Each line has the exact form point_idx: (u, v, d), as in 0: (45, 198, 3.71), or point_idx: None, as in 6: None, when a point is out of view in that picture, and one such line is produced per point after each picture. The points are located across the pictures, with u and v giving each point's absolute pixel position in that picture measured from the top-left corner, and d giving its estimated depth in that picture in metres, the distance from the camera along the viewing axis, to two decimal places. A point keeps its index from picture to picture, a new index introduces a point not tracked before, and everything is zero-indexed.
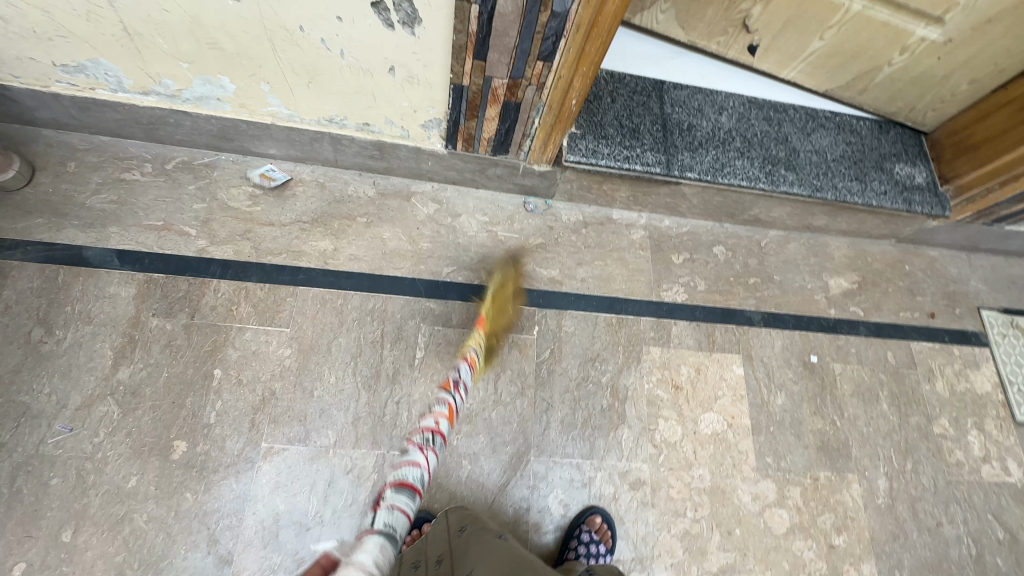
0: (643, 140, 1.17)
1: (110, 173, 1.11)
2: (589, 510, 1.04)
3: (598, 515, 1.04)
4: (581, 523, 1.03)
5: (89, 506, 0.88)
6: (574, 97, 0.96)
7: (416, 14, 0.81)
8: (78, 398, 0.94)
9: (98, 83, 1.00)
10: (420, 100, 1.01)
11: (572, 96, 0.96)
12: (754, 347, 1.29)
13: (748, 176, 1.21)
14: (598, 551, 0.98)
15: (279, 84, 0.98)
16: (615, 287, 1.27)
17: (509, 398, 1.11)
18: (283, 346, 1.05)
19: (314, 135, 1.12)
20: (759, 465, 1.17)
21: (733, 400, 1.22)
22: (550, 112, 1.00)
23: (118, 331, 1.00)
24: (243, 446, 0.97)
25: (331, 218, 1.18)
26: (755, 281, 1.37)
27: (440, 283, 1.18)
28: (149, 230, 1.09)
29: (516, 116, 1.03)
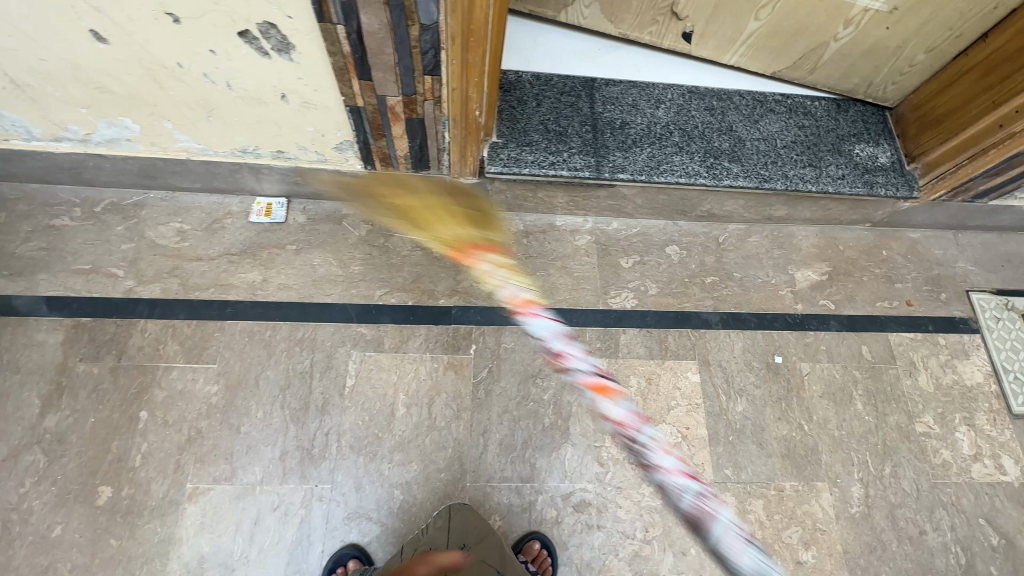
0: (571, 143, 1.12)
1: (40, 221, 1.13)
2: (527, 536, 0.99)
3: (537, 541, 0.99)
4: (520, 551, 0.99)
5: (15, 556, 0.89)
6: (476, 106, 0.92)
7: (287, 41, 0.78)
8: (5, 448, 0.95)
9: (10, 134, 1.00)
10: (324, 124, 0.98)
11: (474, 106, 0.91)
12: (712, 351, 1.22)
13: (687, 171, 1.13)
14: None
15: (180, 120, 0.97)
16: (558, 298, 1.22)
17: (444, 422, 1.07)
18: (210, 383, 1.04)
19: (232, 167, 1.10)
20: (716, 478, 1.10)
21: (688, 409, 1.15)
22: (459, 127, 0.96)
23: (45, 379, 1.01)
24: (167, 488, 0.96)
25: (260, 248, 1.17)
26: (712, 280, 1.29)
27: (371, 307, 1.15)
28: (77, 274, 1.09)
29: (424, 132, 0.98)
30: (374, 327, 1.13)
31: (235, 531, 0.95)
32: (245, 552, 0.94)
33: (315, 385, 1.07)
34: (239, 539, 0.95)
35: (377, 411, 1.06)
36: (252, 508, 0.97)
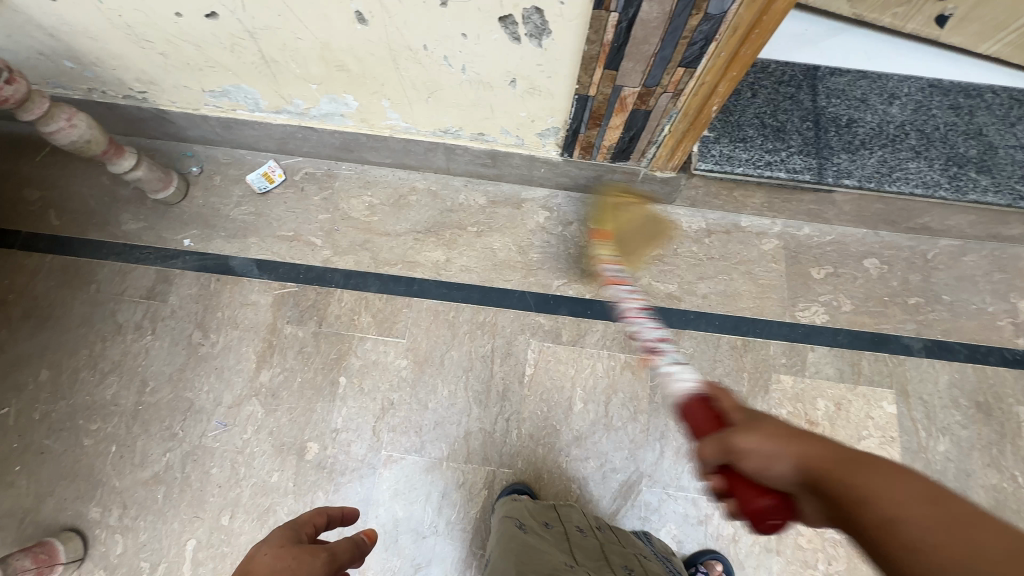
0: (790, 141, 1.01)
1: (249, 186, 1.20)
2: (709, 555, 0.97)
3: (718, 561, 0.97)
4: (698, 565, 0.97)
5: (242, 495, 0.99)
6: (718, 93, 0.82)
7: (545, 26, 0.75)
8: (230, 397, 1.05)
9: (239, 105, 1.06)
10: (538, 110, 0.95)
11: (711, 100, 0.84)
12: (913, 382, 1.10)
13: (924, 182, 0.99)
14: None
15: (399, 99, 0.97)
16: (741, 306, 1.14)
17: (620, 422, 1.06)
18: (400, 357, 1.08)
19: (429, 146, 1.11)
20: None
21: (881, 442, 1.06)
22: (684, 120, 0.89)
23: (259, 337, 1.09)
24: (366, 451, 1.03)
25: (443, 228, 1.18)
26: (917, 302, 1.16)
27: (549, 297, 1.14)
28: (282, 241, 1.16)
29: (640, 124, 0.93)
30: (552, 318, 1.12)
31: (424, 501, 1.00)
32: (435, 522, 0.99)
33: (496, 370, 1.08)
34: (428, 509, 1.00)
35: (555, 403, 1.07)
36: (439, 481, 1.01)
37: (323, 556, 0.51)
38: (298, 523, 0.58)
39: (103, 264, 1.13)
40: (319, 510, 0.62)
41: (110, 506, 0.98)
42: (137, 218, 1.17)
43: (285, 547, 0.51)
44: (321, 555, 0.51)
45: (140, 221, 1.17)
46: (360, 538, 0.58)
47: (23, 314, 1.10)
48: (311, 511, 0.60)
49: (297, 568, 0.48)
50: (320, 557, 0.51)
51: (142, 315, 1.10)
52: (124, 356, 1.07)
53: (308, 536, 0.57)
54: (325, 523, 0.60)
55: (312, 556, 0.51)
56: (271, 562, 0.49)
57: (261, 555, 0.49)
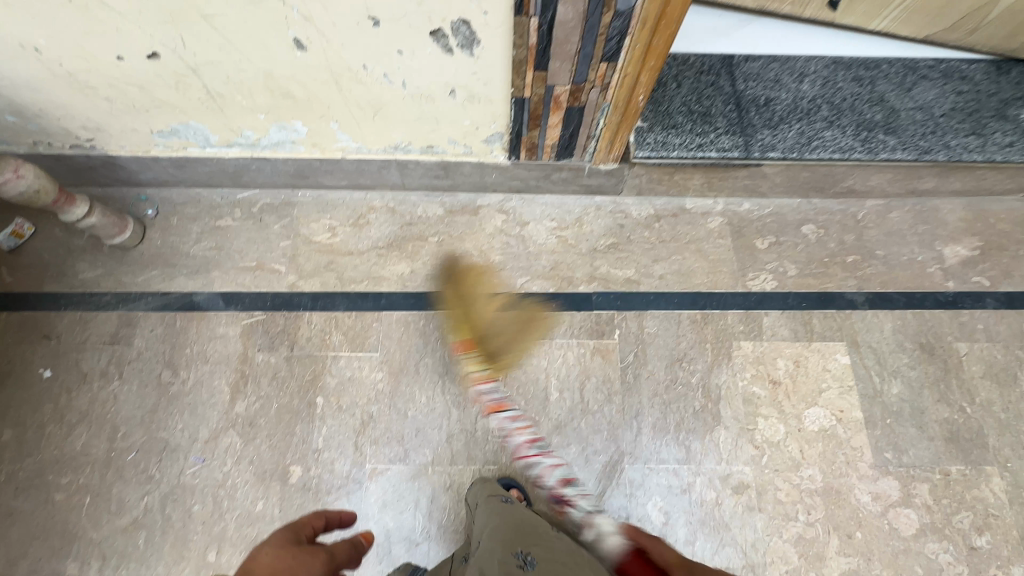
0: (716, 123, 1.09)
1: (207, 222, 1.21)
2: None
3: None
4: None
5: (227, 528, 0.98)
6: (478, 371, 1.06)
7: (474, 36, 0.81)
8: (206, 431, 1.04)
9: (189, 142, 1.08)
10: (481, 117, 1.01)
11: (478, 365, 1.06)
12: (861, 333, 1.18)
13: (840, 147, 1.09)
14: None
15: (347, 120, 1.01)
16: (696, 281, 1.21)
17: (596, 405, 1.09)
18: (375, 371, 1.10)
19: (382, 164, 1.15)
20: (877, 461, 1.07)
21: (840, 392, 1.13)
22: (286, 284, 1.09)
23: (230, 368, 1.09)
24: (350, 468, 1.03)
25: (404, 241, 1.21)
26: (855, 259, 1.25)
27: (515, 295, 1.18)
28: (245, 271, 1.17)
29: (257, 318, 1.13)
30: (519, 315, 1.16)
31: (413, 508, 1.01)
32: (427, 528, 1.00)
33: None
34: (419, 516, 1.00)
35: (532, 395, 1.10)
36: (427, 487, 1.02)
37: (322, 556, 0.50)
38: (298, 523, 0.55)
39: (62, 316, 1.12)
40: (318, 513, 0.59)
41: (88, 559, 0.95)
42: (94, 266, 1.16)
43: (285, 546, 0.49)
44: (320, 554, 0.50)
45: (97, 268, 1.16)
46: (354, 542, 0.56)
47: None
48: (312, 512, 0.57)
49: (301, 564, 0.47)
50: (322, 555, 0.50)
51: (107, 361, 1.08)
52: (91, 404, 1.05)
53: (305, 536, 0.54)
54: (322, 527, 0.58)
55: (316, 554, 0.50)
56: (273, 559, 0.47)
57: (263, 552, 0.47)
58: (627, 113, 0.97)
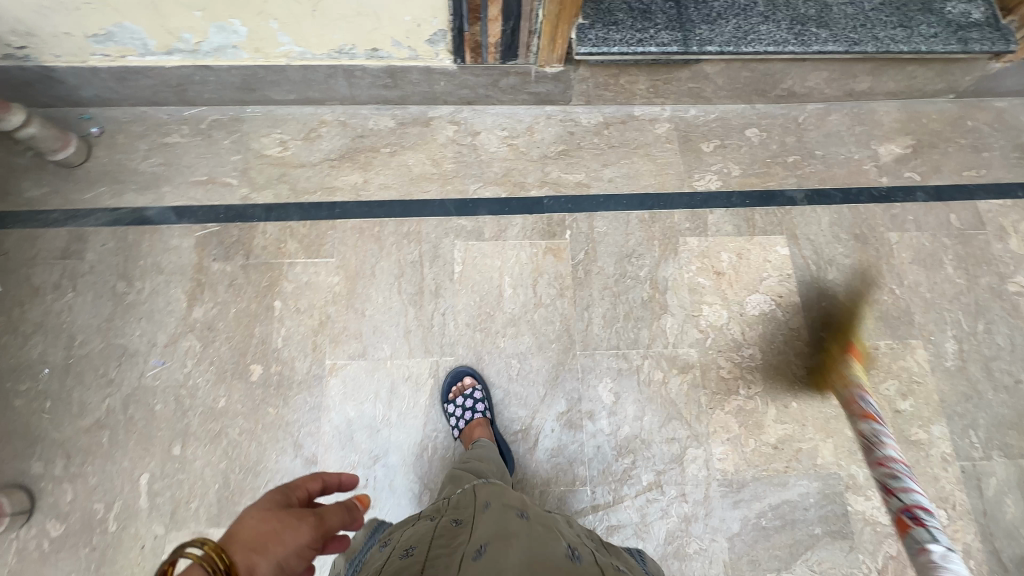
0: (656, 20, 1.12)
1: (154, 139, 1.20)
2: None
3: None
4: None
5: (191, 424, 1.01)
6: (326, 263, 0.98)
7: None
8: (164, 336, 1.06)
9: (128, 49, 1.06)
10: (421, 12, 1.01)
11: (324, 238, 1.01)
12: (800, 226, 1.24)
13: (775, 40, 1.13)
14: None
15: (286, 18, 1.01)
16: (644, 183, 1.25)
17: (549, 299, 1.14)
18: (331, 275, 1.12)
19: (328, 71, 1.14)
20: (812, 340, 1.15)
21: (779, 279, 1.19)
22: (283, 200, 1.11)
23: (186, 278, 1.10)
24: (310, 365, 1.06)
25: (357, 153, 1.22)
26: (795, 159, 1.30)
27: (468, 201, 1.20)
28: (196, 185, 1.17)
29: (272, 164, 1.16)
30: (473, 219, 1.19)
31: (374, 398, 1.04)
32: (387, 416, 1.04)
33: (426, 272, 1.14)
34: (379, 405, 1.04)
35: (487, 293, 1.13)
36: (386, 379, 1.06)
37: (311, 519, 0.49)
38: (290, 486, 0.53)
39: (9, 233, 1.11)
40: (317, 474, 0.57)
41: (53, 458, 0.97)
42: (39, 184, 1.14)
43: (272, 509, 0.48)
44: (309, 517, 0.49)
45: (43, 187, 1.14)
46: (348, 505, 0.54)
47: None
48: (306, 474, 0.55)
49: (280, 529, 0.46)
50: (307, 521, 0.48)
51: (59, 274, 1.08)
52: (46, 316, 1.05)
53: (297, 500, 0.53)
54: (322, 489, 0.56)
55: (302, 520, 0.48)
56: (256, 524, 0.46)
57: (245, 515, 0.46)
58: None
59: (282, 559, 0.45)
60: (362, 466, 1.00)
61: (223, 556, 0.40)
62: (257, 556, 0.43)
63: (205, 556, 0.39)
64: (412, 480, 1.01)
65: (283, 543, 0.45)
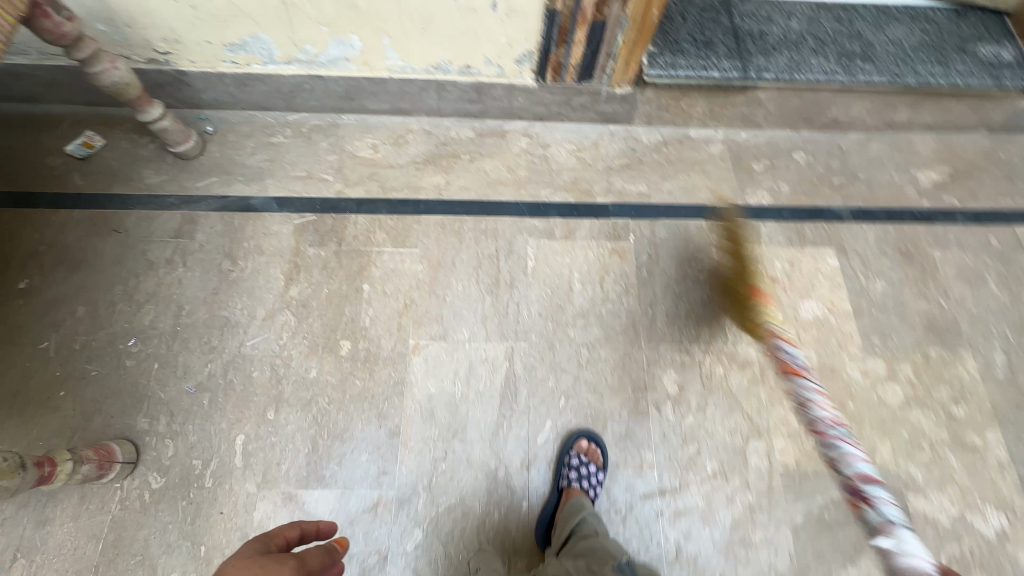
0: (718, 50, 1.25)
1: (261, 139, 1.34)
2: (574, 434, 1.06)
3: (582, 437, 1.06)
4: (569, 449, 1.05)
5: (284, 391, 1.08)
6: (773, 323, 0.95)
7: None
8: (263, 310, 1.14)
9: (254, 58, 1.21)
10: (516, 34, 1.16)
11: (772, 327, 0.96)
12: (848, 240, 1.32)
13: (825, 71, 1.25)
14: (588, 471, 1.01)
15: (398, 35, 1.15)
16: (701, 196, 1.35)
17: (615, 295, 1.22)
18: (415, 264, 1.22)
19: (422, 85, 1.29)
20: (865, 345, 1.20)
21: (831, 288, 1.26)
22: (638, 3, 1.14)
23: (285, 260, 1.20)
24: (395, 343, 1.13)
25: (440, 158, 1.35)
26: (840, 181, 1.40)
27: (540, 204, 1.31)
28: (297, 179, 1.30)
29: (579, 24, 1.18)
30: (544, 220, 1.29)
31: (453, 376, 1.11)
32: (465, 392, 1.10)
33: (502, 265, 1.23)
34: (458, 382, 1.11)
35: (558, 286, 1.22)
36: (465, 359, 1.13)
37: (293, 563, 0.51)
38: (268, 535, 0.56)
39: (129, 214, 1.22)
40: (294, 523, 0.60)
41: (157, 416, 1.04)
42: (158, 172, 1.28)
43: (253, 558, 0.50)
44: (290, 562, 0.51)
45: (161, 174, 1.28)
46: (329, 548, 0.58)
47: (55, 261, 1.16)
48: (284, 523, 0.58)
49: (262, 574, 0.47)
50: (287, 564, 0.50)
51: (172, 251, 1.19)
52: (158, 287, 1.15)
53: (277, 548, 0.55)
54: (299, 537, 0.59)
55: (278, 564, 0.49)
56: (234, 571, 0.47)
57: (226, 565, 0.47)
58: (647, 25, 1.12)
59: None
60: (440, 439, 1.06)
61: None
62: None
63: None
64: (488, 456, 1.05)
65: None
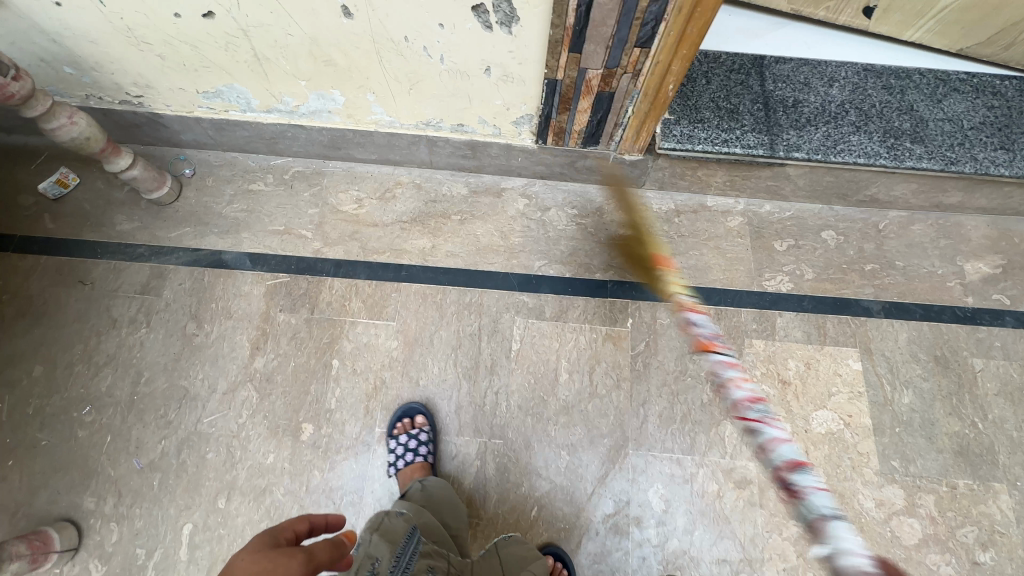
0: (743, 121, 1.11)
1: (240, 185, 1.26)
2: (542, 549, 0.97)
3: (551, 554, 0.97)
4: None
5: (237, 478, 1.01)
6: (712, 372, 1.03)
7: (514, 14, 0.83)
8: (225, 383, 1.08)
9: (231, 105, 1.12)
10: (512, 99, 1.03)
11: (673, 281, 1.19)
12: (875, 340, 1.17)
13: (866, 152, 1.10)
14: None
15: (384, 92, 1.04)
16: (712, 278, 1.22)
17: (605, 390, 1.11)
18: (390, 339, 1.13)
19: (412, 139, 1.18)
20: (883, 468, 1.07)
21: (850, 397, 1.12)
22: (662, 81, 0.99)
23: (253, 326, 1.13)
24: (360, 430, 1.05)
25: (428, 217, 1.24)
26: (873, 268, 1.25)
27: (532, 277, 1.20)
28: (274, 234, 1.21)
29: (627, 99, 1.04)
30: (535, 296, 1.18)
31: None
32: None
33: (484, 347, 1.13)
34: None
35: (542, 375, 1.11)
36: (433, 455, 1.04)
37: (302, 556, 0.48)
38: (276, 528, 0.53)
39: (97, 264, 1.16)
40: (303, 517, 0.57)
41: (105, 495, 0.99)
42: (131, 219, 1.21)
43: (263, 550, 0.47)
44: (300, 555, 0.48)
45: (134, 221, 1.21)
46: (335, 542, 0.54)
47: (17, 313, 1.11)
48: (292, 515, 0.55)
49: (277, 568, 0.45)
50: (301, 557, 0.47)
51: (137, 309, 1.13)
52: (119, 349, 1.10)
53: (286, 541, 0.52)
54: (306, 530, 0.56)
55: (290, 555, 0.47)
56: (246, 565, 0.45)
57: (236, 558, 0.45)
58: (664, 96, 0.97)
59: None
60: None
61: None
62: None
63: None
64: None
65: None
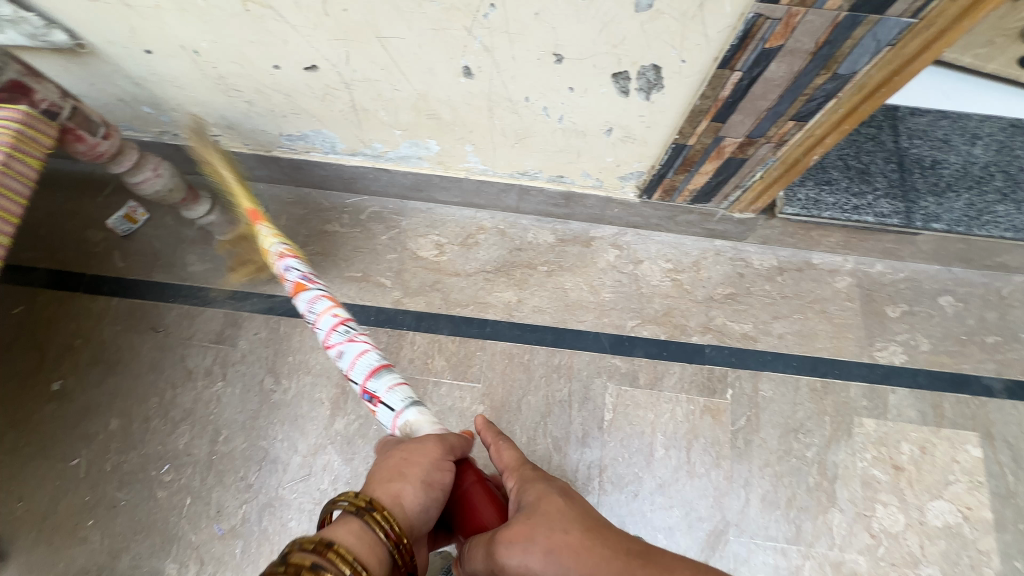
0: (876, 184, 1.02)
1: (314, 226, 1.18)
2: None
3: None
4: None
5: None
6: None
7: (659, 80, 0.73)
8: (306, 445, 1.03)
9: (314, 147, 1.04)
10: (627, 157, 0.93)
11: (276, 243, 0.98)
12: (997, 425, 1.08)
13: (1014, 225, 0.99)
14: None
15: (484, 144, 0.95)
16: (818, 346, 1.13)
17: (703, 468, 1.04)
18: (476, 403, 1.06)
19: (503, 187, 1.09)
20: (1005, 569, 0.99)
21: (970, 487, 1.04)
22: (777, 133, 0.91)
23: (332, 383, 1.07)
24: None
25: (513, 267, 1.16)
26: (995, 341, 1.14)
27: (624, 339, 1.12)
28: (351, 281, 1.14)
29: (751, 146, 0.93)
30: (628, 360, 1.10)
31: None
32: None
33: (574, 416, 1.06)
34: None
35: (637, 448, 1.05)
36: None
37: (432, 438, 0.58)
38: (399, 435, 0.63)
39: (170, 309, 1.11)
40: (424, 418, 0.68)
41: (187, 561, 0.96)
42: (202, 259, 1.15)
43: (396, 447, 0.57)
44: (431, 438, 0.58)
45: (206, 262, 1.15)
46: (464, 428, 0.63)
47: (91, 360, 1.07)
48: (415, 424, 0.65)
49: (409, 456, 0.55)
50: (428, 440, 0.57)
51: (212, 360, 1.08)
52: (195, 403, 1.05)
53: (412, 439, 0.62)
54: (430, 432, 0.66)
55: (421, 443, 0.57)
56: (382, 463, 0.56)
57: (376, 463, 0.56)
58: (804, 164, 0.86)
59: (422, 476, 0.54)
60: None
61: (365, 496, 0.50)
62: (397, 483, 0.53)
63: (354, 502, 0.49)
64: None
65: (417, 464, 0.54)
